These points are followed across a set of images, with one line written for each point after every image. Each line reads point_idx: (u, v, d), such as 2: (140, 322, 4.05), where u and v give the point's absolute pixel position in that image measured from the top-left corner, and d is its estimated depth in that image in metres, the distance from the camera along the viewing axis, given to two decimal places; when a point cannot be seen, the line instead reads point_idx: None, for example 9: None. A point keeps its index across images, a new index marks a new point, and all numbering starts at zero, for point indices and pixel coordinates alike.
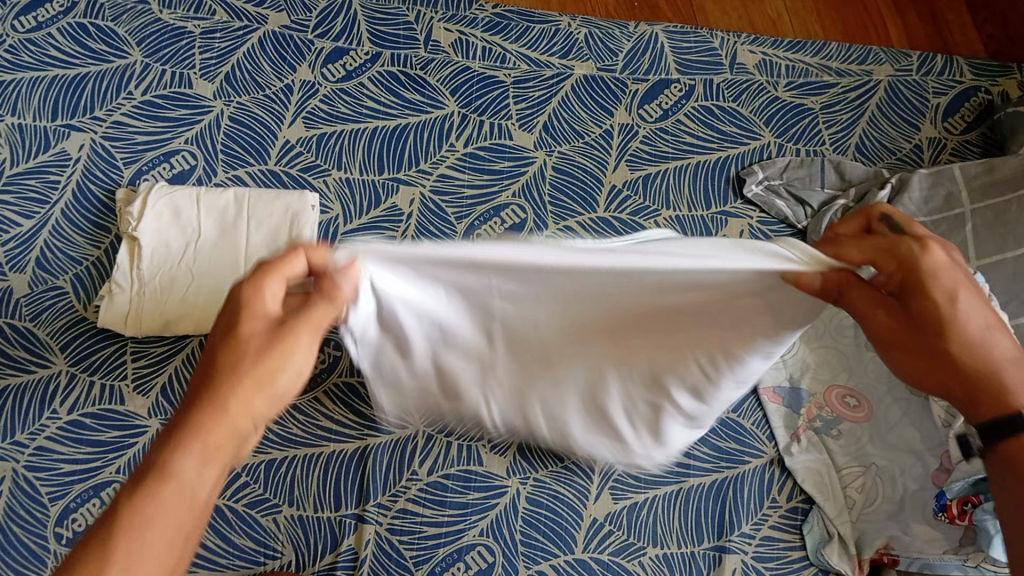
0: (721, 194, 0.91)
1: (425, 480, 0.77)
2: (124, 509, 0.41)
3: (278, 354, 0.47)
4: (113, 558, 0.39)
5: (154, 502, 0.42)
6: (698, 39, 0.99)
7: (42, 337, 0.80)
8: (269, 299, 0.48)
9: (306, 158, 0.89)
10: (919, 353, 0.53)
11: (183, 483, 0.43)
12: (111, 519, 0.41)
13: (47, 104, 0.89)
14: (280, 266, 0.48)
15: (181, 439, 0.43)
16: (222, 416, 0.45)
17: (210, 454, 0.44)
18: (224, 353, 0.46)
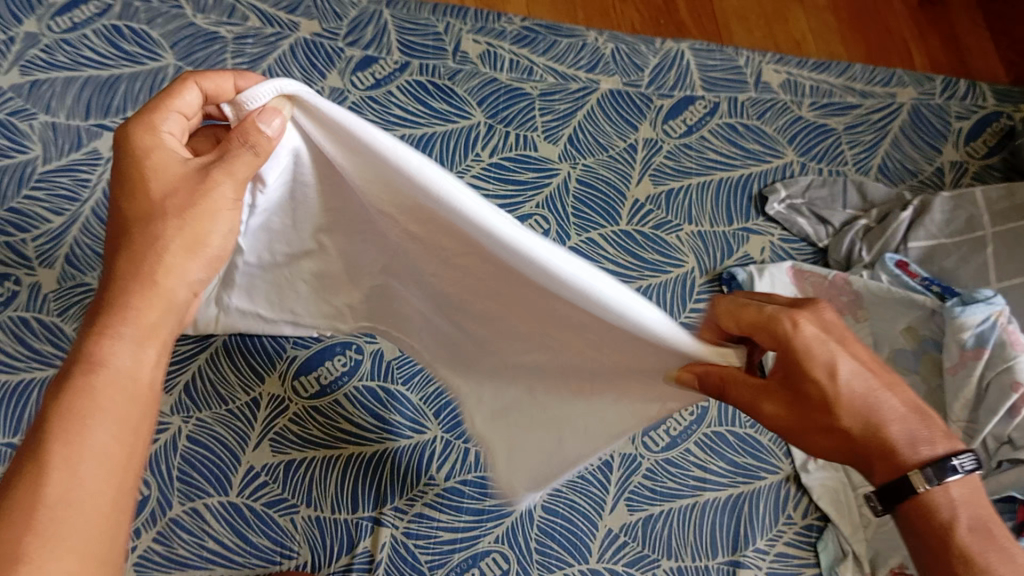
0: (743, 211, 0.92)
1: (442, 485, 0.78)
2: (62, 400, 0.44)
3: (199, 209, 0.48)
4: (56, 446, 0.42)
5: (89, 389, 0.44)
6: (724, 57, 1.00)
7: (70, 333, 0.81)
8: (165, 135, 0.50)
9: None
10: (827, 435, 0.52)
11: (115, 369, 0.45)
12: (55, 403, 0.44)
13: (80, 104, 0.90)
14: (170, 98, 0.51)
15: (108, 325, 0.46)
16: (153, 290, 0.47)
17: (141, 334, 0.47)
18: (131, 201, 0.48)
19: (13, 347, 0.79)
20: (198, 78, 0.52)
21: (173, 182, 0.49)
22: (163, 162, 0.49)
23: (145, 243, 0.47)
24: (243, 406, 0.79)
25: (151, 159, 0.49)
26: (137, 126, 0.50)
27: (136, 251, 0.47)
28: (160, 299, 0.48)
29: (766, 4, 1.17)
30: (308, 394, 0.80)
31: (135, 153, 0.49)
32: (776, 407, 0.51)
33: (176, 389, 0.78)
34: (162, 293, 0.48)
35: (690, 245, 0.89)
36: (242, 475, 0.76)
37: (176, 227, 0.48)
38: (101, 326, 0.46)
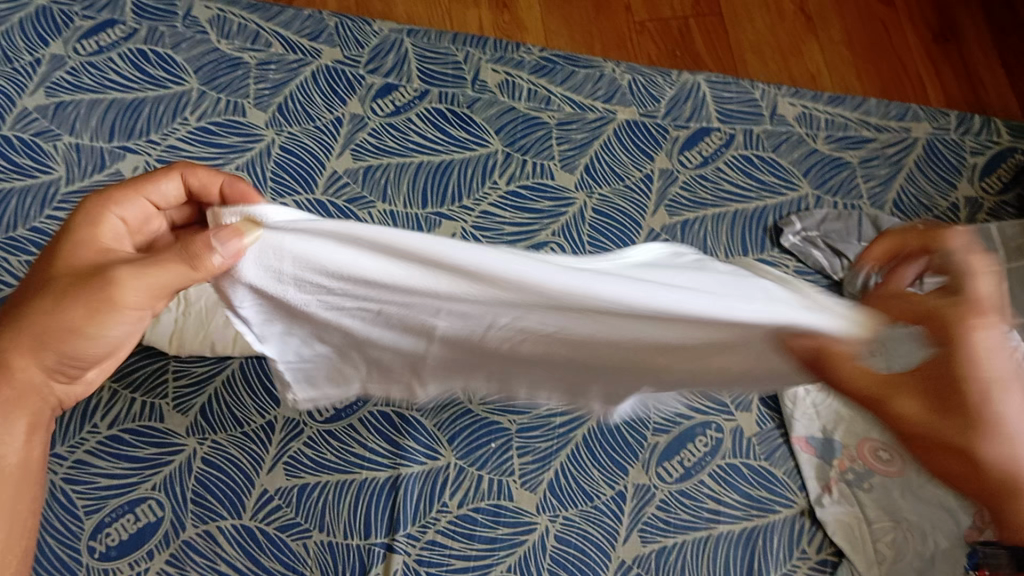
0: (758, 242, 0.92)
1: (455, 512, 0.78)
2: None
3: (81, 296, 0.54)
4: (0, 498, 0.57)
5: None
6: (740, 90, 1.01)
7: None
8: (111, 213, 0.58)
9: (353, 189, 0.91)
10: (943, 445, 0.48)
11: None
12: None
13: (104, 127, 0.92)
14: (139, 186, 0.60)
15: None
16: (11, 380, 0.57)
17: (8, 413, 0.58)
18: (41, 266, 0.56)
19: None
20: (179, 175, 0.61)
21: (85, 257, 0.56)
22: (85, 239, 0.56)
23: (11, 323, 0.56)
24: (258, 429, 0.79)
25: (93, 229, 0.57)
26: (94, 202, 0.58)
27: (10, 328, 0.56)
28: (15, 388, 0.58)
29: (782, 38, 1.19)
30: (323, 417, 0.81)
31: (73, 220, 0.57)
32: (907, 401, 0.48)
33: (193, 411, 0.79)
34: (18, 385, 0.58)
35: None
36: (256, 498, 0.77)
37: (51, 302, 0.54)
38: None
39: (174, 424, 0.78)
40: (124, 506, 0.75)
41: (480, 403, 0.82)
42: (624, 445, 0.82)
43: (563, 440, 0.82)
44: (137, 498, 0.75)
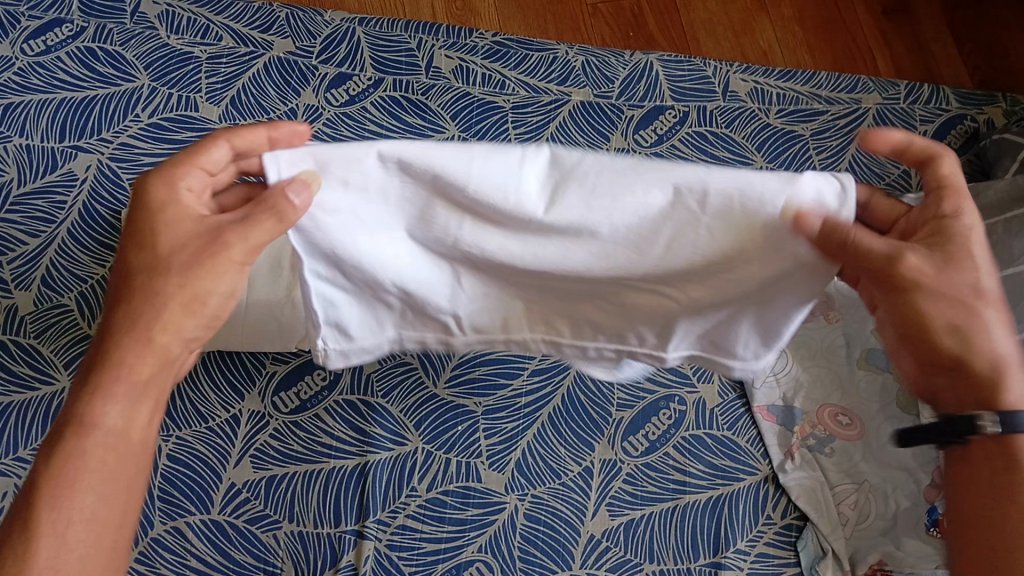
0: None
1: (424, 496, 0.78)
2: (63, 460, 0.51)
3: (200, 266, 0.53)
4: (75, 467, 0.51)
5: (80, 449, 0.52)
6: (692, 68, 1.02)
7: (46, 354, 0.81)
8: (183, 186, 0.55)
9: None
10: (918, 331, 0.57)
11: (106, 428, 0.52)
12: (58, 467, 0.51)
13: (54, 126, 0.91)
14: (197, 155, 0.55)
15: (109, 389, 0.53)
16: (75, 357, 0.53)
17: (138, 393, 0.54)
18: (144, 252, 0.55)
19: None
20: (229, 138, 0.56)
21: (182, 237, 0.54)
22: (176, 218, 0.55)
23: (146, 297, 0.53)
24: (223, 423, 0.79)
25: (167, 211, 0.54)
26: (158, 176, 0.55)
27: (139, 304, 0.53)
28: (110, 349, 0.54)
29: (733, 16, 1.20)
30: (288, 409, 0.81)
31: (152, 206, 0.54)
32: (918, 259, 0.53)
33: None
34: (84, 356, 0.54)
35: None
36: (223, 492, 0.76)
37: (177, 283, 0.53)
38: (100, 386, 0.53)
39: None
40: None
41: (445, 387, 0.83)
42: (590, 422, 0.83)
43: (529, 420, 0.82)
44: None
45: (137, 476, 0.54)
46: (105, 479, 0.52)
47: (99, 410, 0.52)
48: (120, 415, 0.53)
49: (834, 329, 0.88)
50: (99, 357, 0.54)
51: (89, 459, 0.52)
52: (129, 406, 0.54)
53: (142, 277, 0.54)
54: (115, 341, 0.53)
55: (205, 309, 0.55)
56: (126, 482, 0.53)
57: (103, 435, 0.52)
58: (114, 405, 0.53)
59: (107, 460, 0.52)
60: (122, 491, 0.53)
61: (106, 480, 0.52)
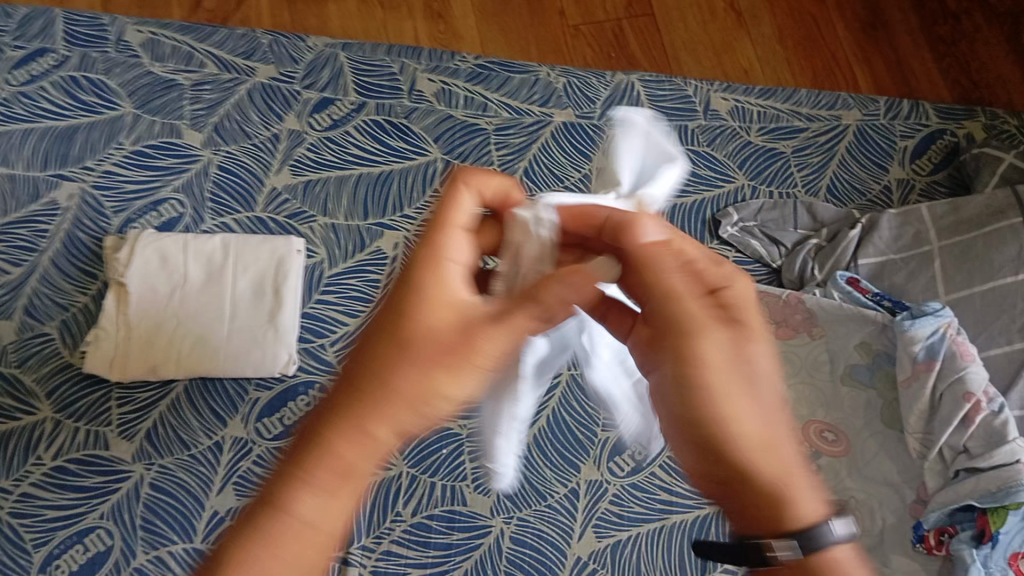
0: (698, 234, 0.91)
1: (409, 521, 0.78)
2: (244, 544, 0.44)
3: (446, 371, 0.48)
4: (252, 551, 0.44)
5: (270, 534, 0.44)
6: (674, 87, 1.01)
7: (28, 384, 0.81)
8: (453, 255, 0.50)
9: (292, 205, 0.92)
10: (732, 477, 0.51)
11: (298, 517, 0.45)
12: (231, 548, 0.44)
13: (38, 155, 0.91)
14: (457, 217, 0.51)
15: (299, 476, 0.45)
16: (368, 433, 0.46)
17: (339, 482, 0.45)
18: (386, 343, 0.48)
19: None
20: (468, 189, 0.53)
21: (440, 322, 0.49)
22: (442, 304, 0.49)
23: (383, 385, 0.47)
24: (206, 450, 0.81)
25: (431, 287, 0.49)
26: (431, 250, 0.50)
27: (360, 398, 0.47)
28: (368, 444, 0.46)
29: (714, 35, 1.21)
30: (271, 435, 0.82)
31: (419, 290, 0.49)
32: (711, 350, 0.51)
33: (138, 437, 0.81)
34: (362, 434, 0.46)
35: None
36: (206, 521, 0.79)
37: (414, 370, 0.47)
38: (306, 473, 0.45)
39: (119, 450, 0.80)
40: (73, 537, 0.76)
41: None
42: (575, 443, 0.82)
43: None
44: (84, 528, 0.77)
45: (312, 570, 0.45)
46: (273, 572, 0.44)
47: (297, 496, 0.45)
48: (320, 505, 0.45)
49: (817, 344, 0.85)
50: (327, 421, 0.47)
51: (289, 550, 0.44)
52: (329, 500, 0.45)
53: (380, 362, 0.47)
54: (337, 437, 0.46)
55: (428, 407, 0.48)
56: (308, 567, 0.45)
57: (297, 526, 0.45)
58: (320, 495, 0.45)
59: (300, 551, 0.45)
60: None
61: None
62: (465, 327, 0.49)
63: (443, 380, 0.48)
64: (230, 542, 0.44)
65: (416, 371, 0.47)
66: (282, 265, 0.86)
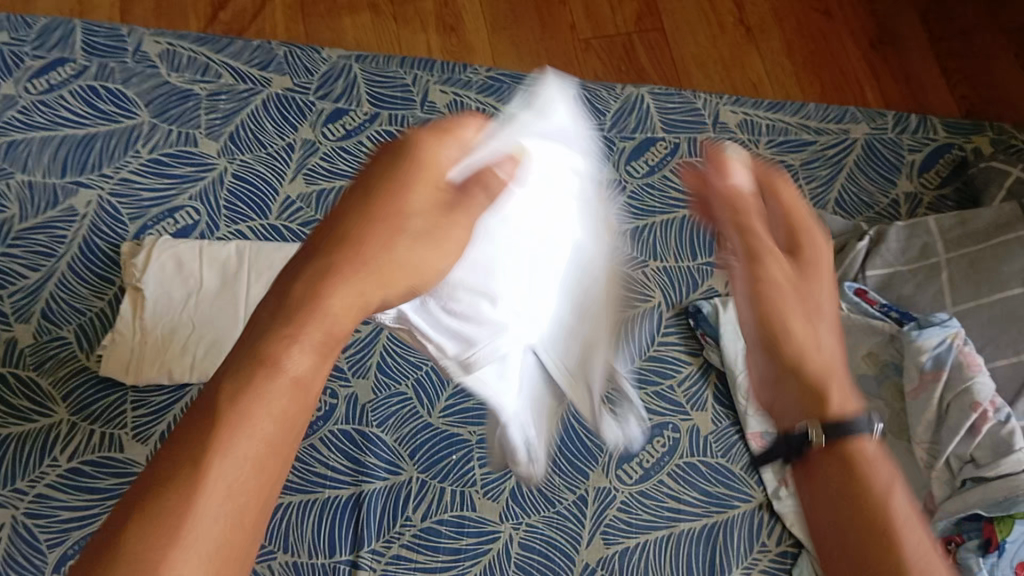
0: (706, 247, 0.94)
1: (419, 525, 0.78)
2: (224, 403, 0.39)
3: (382, 245, 0.43)
4: (223, 417, 0.38)
5: (256, 392, 0.39)
6: (682, 100, 1.02)
7: (45, 386, 0.83)
8: None
9: (307, 213, 0.94)
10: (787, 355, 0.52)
11: (285, 370, 0.40)
12: (207, 412, 0.39)
13: (57, 162, 0.92)
14: None
15: (288, 330, 0.41)
16: (321, 314, 0.41)
17: (321, 345, 0.41)
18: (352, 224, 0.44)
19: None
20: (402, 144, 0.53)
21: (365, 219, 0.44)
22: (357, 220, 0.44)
23: (345, 249, 0.43)
24: None
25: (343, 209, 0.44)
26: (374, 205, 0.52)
27: (330, 256, 0.43)
28: (333, 313, 0.42)
29: (723, 50, 1.22)
30: None
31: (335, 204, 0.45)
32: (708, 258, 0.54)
33: (152, 439, 0.82)
34: (320, 315, 0.41)
35: (654, 281, 0.91)
36: None
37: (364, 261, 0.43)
38: (286, 328, 0.41)
39: (134, 452, 0.82)
40: (87, 537, 0.77)
41: (439, 417, 0.83)
42: (585, 451, 0.82)
43: None
44: (99, 529, 0.78)
45: (298, 427, 0.40)
46: (282, 421, 0.40)
47: (284, 350, 0.40)
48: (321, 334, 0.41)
49: None
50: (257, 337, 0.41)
51: (269, 408, 0.39)
52: (318, 359, 0.41)
53: (313, 256, 0.43)
54: (298, 286, 0.42)
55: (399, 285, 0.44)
56: (288, 430, 0.40)
57: (289, 383, 0.40)
58: (305, 350, 0.41)
59: (290, 410, 0.40)
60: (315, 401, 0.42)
61: (251, 441, 0.38)
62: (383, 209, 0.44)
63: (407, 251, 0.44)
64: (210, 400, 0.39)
65: (387, 250, 0.44)
66: None
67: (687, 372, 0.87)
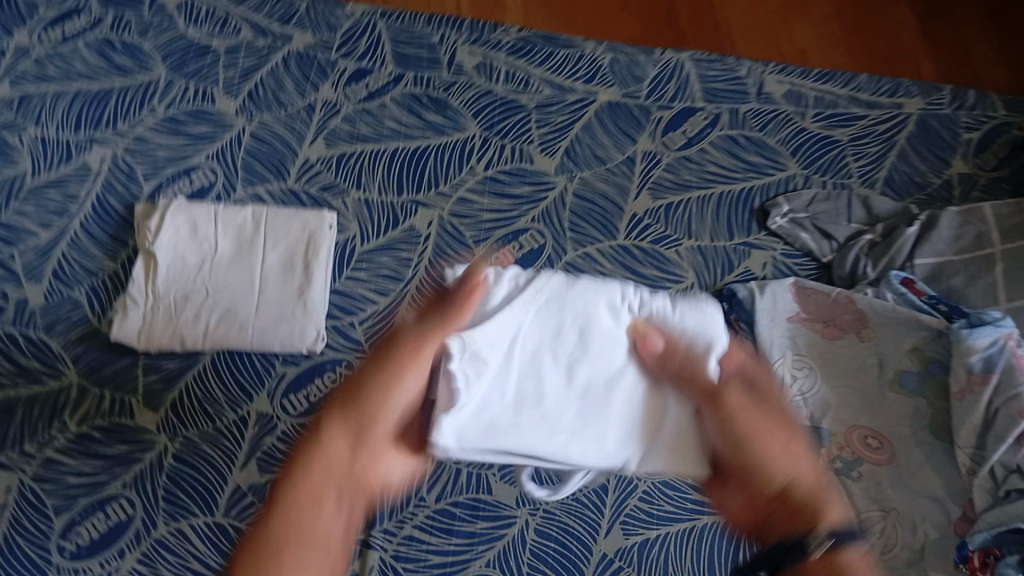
0: (743, 226, 0.89)
1: (432, 506, 0.76)
2: (263, 535, 0.52)
3: (382, 387, 0.57)
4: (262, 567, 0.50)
5: (281, 516, 0.53)
6: (724, 68, 0.96)
7: (55, 349, 0.81)
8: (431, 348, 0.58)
9: (326, 176, 0.89)
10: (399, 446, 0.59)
11: (315, 531, 0.53)
12: (261, 539, 0.52)
13: (70, 117, 0.90)
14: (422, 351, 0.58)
15: (320, 447, 0.56)
16: (346, 430, 0.57)
17: (336, 464, 0.56)
18: (371, 380, 0.58)
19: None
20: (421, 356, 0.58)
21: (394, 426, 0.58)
22: (337, 449, 0.56)
23: (353, 404, 0.57)
24: (231, 424, 0.80)
25: (378, 402, 0.57)
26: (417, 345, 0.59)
27: (376, 372, 0.58)
28: (345, 438, 0.57)
29: (767, 14, 1.15)
30: (296, 411, 0.81)
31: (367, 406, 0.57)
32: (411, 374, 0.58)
33: (164, 407, 0.80)
34: (327, 456, 0.56)
35: (683, 263, 0.86)
36: (228, 494, 0.77)
37: (362, 385, 0.58)
38: (298, 467, 0.56)
39: (144, 420, 0.79)
40: (95, 504, 0.76)
41: None
42: None
43: None
44: (108, 496, 0.77)
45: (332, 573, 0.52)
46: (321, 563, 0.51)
47: (316, 517, 0.53)
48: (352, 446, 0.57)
49: (865, 348, 0.82)
50: (312, 437, 0.57)
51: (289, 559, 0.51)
52: (321, 507, 0.54)
53: (354, 398, 0.58)
54: (328, 420, 0.57)
55: (381, 422, 0.58)
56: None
57: (321, 542, 0.52)
58: (327, 515, 0.54)
59: (302, 553, 0.51)
60: (350, 529, 0.54)
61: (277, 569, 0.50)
62: (389, 344, 0.59)
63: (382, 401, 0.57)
64: (258, 530, 0.52)
65: (379, 403, 0.57)
66: (313, 240, 0.84)
67: None
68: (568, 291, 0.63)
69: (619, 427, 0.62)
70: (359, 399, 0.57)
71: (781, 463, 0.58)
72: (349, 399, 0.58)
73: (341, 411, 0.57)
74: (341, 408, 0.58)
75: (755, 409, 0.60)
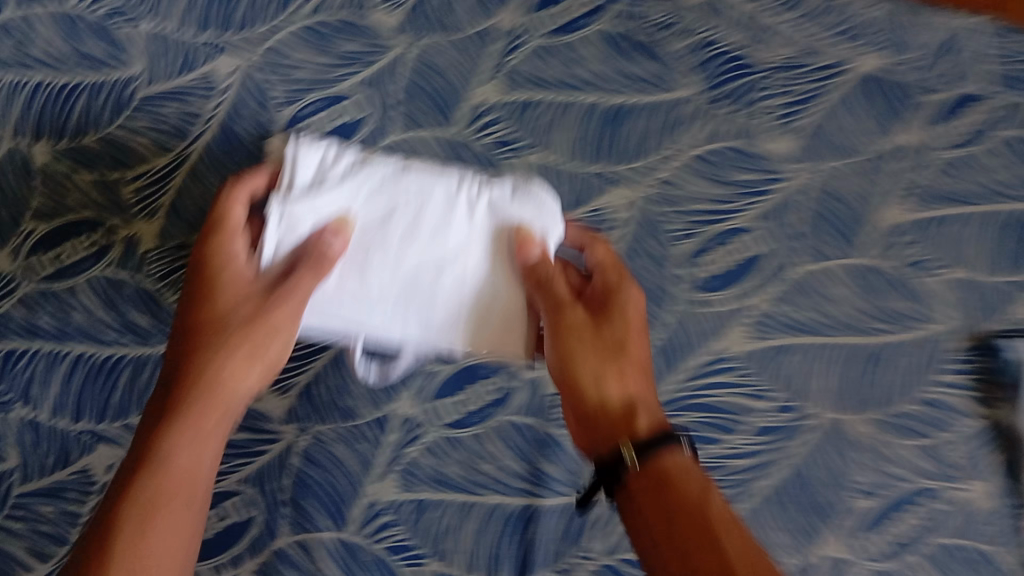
0: (1002, 261, 0.74)
1: (598, 559, 0.70)
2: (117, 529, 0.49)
3: (260, 326, 0.55)
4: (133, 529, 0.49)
5: (150, 521, 0.49)
6: (1011, 45, 0.75)
7: (170, 304, 0.70)
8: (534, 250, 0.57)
9: (502, 129, 0.73)
10: (618, 413, 0.53)
11: (174, 469, 0.51)
12: (105, 521, 0.49)
13: (195, 12, 0.74)
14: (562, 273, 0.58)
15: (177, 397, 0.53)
16: (218, 384, 0.54)
17: (216, 404, 0.54)
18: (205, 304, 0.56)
19: (105, 316, 0.69)
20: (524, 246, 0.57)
21: (234, 299, 0.55)
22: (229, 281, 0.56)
23: (233, 335, 0.55)
24: (369, 427, 0.70)
25: (229, 283, 0.55)
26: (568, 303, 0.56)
27: (237, 340, 0.55)
28: (215, 402, 0.54)
29: None
30: (447, 421, 0.71)
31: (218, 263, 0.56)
32: (579, 312, 0.56)
33: (292, 393, 0.70)
34: (219, 395, 0.54)
35: (947, 297, 0.74)
36: (362, 510, 0.69)
37: (243, 354, 0.55)
38: (179, 398, 0.53)
39: (270, 406, 0.70)
40: (210, 499, 0.68)
41: None
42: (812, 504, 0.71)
43: (740, 494, 0.71)
44: (224, 491, 0.69)
45: (182, 512, 0.51)
46: (175, 526, 0.50)
47: (171, 452, 0.52)
48: (182, 460, 0.52)
49: None
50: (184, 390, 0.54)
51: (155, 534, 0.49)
52: (199, 447, 0.53)
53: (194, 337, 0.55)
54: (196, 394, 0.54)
55: (265, 356, 0.55)
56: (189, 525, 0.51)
57: (178, 474, 0.51)
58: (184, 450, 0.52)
59: (177, 509, 0.51)
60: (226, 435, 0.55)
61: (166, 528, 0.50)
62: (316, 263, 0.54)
63: (276, 346, 0.55)
64: (118, 532, 0.49)
65: (233, 358, 0.54)
66: None
67: (959, 424, 0.72)
68: (461, 194, 0.58)
69: (454, 307, 0.57)
70: (203, 350, 0.55)
71: (611, 382, 0.54)
72: (235, 336, 0.55)
73: (209, 333, 0.55)
74: (205, 342, 0.55)
75: (593, 334, 0.56)
